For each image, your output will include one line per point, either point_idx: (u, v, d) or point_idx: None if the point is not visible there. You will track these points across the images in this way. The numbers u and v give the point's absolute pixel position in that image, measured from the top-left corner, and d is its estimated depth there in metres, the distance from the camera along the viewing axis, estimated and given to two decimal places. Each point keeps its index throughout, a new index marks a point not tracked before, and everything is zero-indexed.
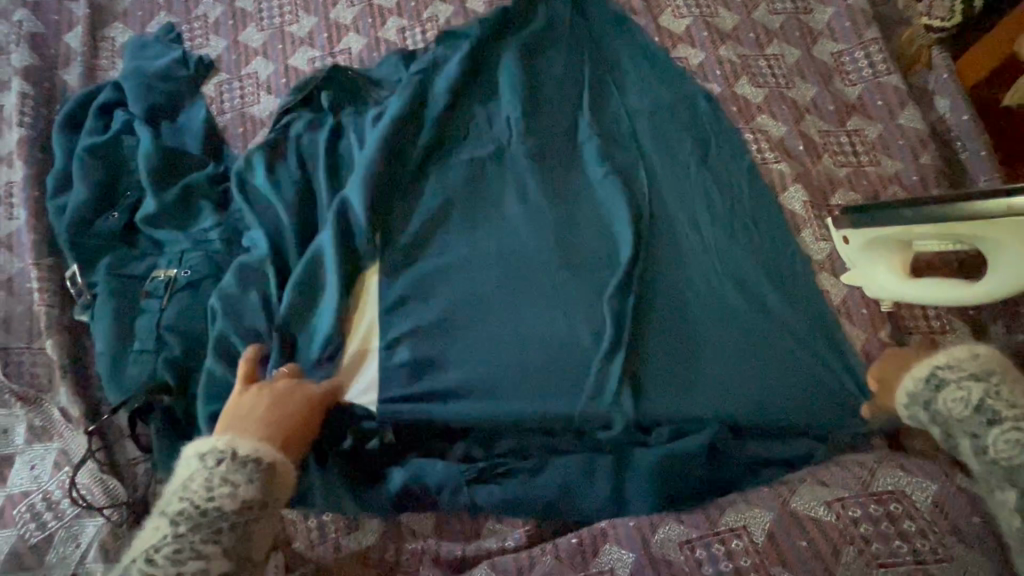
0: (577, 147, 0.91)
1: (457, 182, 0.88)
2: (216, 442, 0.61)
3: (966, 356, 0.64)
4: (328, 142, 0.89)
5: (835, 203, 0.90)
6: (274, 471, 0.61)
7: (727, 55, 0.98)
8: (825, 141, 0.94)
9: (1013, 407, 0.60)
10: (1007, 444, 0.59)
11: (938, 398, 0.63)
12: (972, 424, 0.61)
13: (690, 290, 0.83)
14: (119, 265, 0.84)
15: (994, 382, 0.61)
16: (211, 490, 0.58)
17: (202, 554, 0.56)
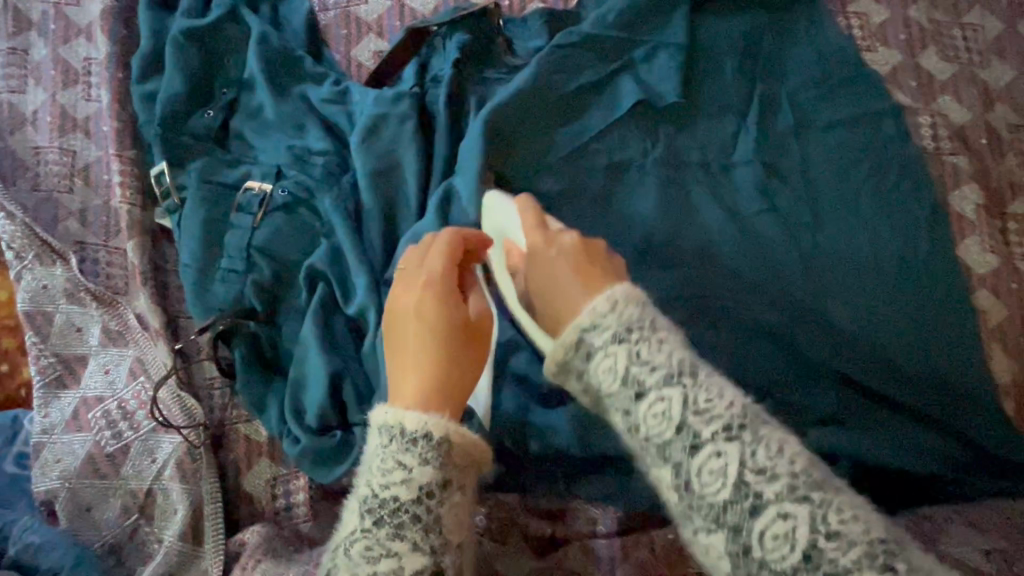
0: (726, 108, 0.80)
1: (589, 130, 0.79)
2: (390, 415, 0.48)
3: (608, 311, 0.49)
4: (453, 59, 0.78)
5: (1009, 212, 0.80)
6: (457, 440, 0.47)
7: (917, 18, 0.84)
8: (1013, 137, 0.81)
9: (653, 372, 0.45)
10: (655, 420, 0.44)
11: (589, 367, 0.49)
12: (622, 400, 0.46)
13: (821, 288, 0.76)
14: (209, 170, 0.75)
15: (634, 341, 0.47)
16: (386, 474, 0.45)
17: (393, 557, 0.43)
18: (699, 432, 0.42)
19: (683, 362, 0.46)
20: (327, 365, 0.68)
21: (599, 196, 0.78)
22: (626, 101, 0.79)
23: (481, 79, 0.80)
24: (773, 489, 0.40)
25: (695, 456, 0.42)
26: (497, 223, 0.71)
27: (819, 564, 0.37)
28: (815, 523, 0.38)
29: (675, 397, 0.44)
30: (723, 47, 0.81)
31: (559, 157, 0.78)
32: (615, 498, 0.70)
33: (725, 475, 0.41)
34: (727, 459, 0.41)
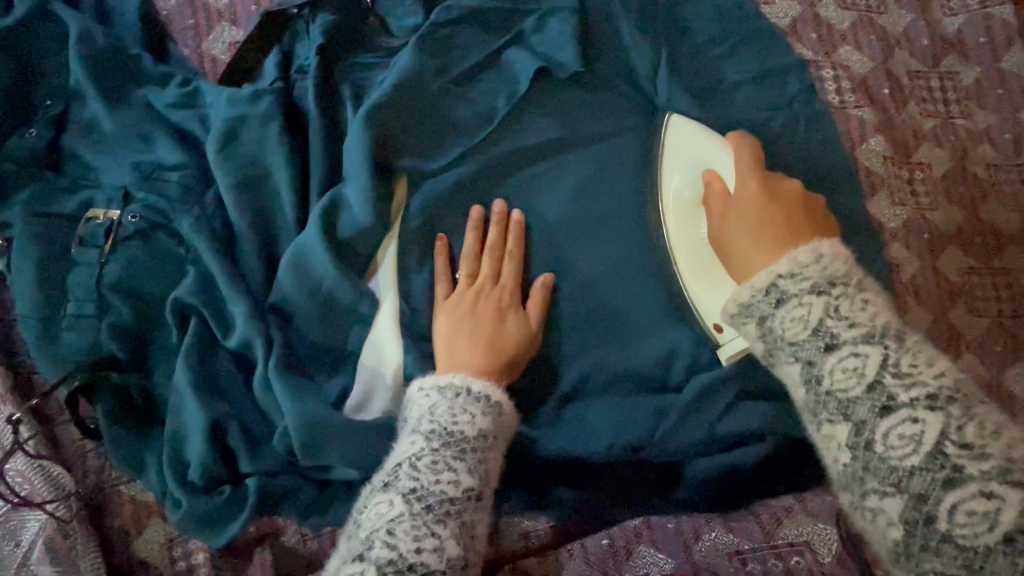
0: (626, 77, 0.75)
1: (483, 110, 0.70)
2: (445, 403, 0.59)
3: (810, 261, 0.50)
4: (318, 44, 0.69)
5: (916, 160, 0.78)
6: (496, 438, 0.60)
7: None
8: (913, 84, 0.79)
9: (852, 329, 0.46)
10: (844, 374, 0.46)
11: (776, 313, 0.50)
12: (807, 349, 0.48)
13: None
14: (40, 199, 0.64)
15: (835, 296, 0.48)
16: (435, 472, 0.54)
17: (436, 539, 0.51)
18: (896, 394, 0.43)
19: (886, 326, 0.46)
20: (205, 411, 0.59)
21: (503, 186, 0.72)
22: (521, 74, 0.71)
23: (355, 66, 0.71)
24: (953, 440, 0.41)
25: (886, 418, 0.43)
26: (683, 152, 0.70)
27: (944, 464, 0.41)
28: (947, 431, 0.41)
29: (872, 356, 0.45)
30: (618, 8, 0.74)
31: (455, 147, 0.70)
32: (544, 506, 0.67)
33: (919, 442, 0.42)
34: (925, 425, 0.42)
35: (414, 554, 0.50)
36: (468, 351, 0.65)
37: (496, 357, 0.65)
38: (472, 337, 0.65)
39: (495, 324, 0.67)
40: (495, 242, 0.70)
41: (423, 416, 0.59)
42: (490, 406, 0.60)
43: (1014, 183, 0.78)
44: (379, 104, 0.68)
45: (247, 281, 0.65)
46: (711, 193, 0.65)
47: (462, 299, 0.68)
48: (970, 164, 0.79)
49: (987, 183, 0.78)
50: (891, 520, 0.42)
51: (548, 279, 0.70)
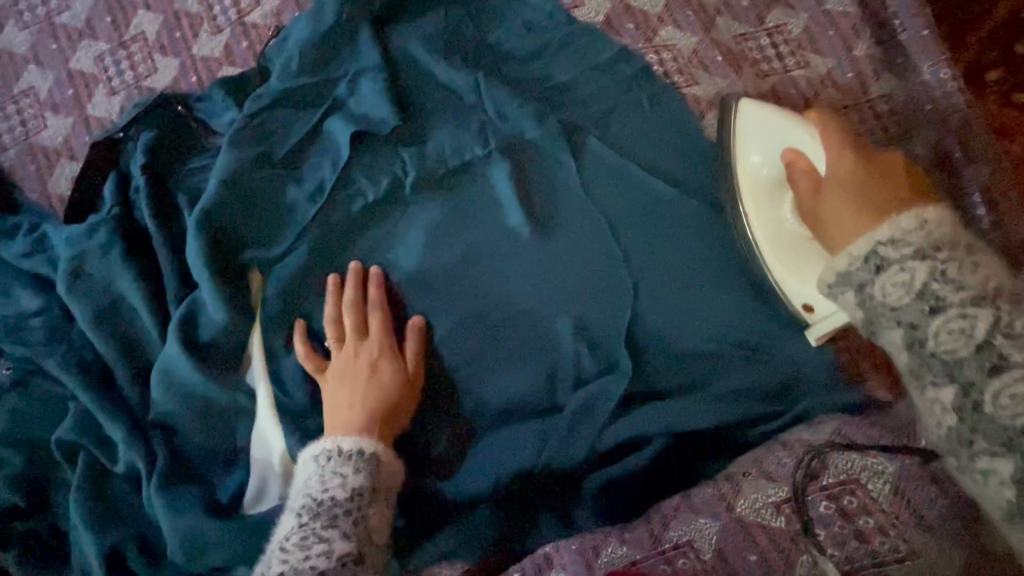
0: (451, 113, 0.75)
1: (314, 186, 0.72)
2: (318, 474, 0.59)
3: (915, 226, 0.49)
4: (141, 163, 0.71)
5: None
6: (374, 492, 0.59)
7: None
8: (743, 47, 0.78)
9: (960, 291, 0.46)
10: (951, 336, 0.46)
11: (932, 331, 0.47)
12: (908, 313, 0.48)
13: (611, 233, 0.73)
14: None
15: (942, 260, 0.47)
16: (305, 547, 0.53)
17: None
18: (1008, 354, 0.44)
19: (995, 289, 0.46)
20: (101, 540, 0.63)
21: (355, 251, 0.73)
22: (342, 142, 0.72)
23: (186, 171, 0.73)
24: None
25: (994, 378, 0.44)
26: (757, 134, 0.69)
27: None
28: None
29: (983, 318, 0.45)
30: (427, 50, 0.74)
31: (296, 230, 0.72)
32: (454, 557, 0.67)
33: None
34: None
35: None
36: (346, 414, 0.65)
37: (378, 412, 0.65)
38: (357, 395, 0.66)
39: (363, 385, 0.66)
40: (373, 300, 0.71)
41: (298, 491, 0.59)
42: (358, 466, 0.59)
43: (868, 120, 0.76)
44: (206, 203, 0.68)
45: (124, 405, 0.68)
46: (796, 179, 0.64)
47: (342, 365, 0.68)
48: (819, 113, 0.77)
49: (839, 128, 0.77)
50: (1005, 480, 0.44)
51: (418, 321, 0.71)
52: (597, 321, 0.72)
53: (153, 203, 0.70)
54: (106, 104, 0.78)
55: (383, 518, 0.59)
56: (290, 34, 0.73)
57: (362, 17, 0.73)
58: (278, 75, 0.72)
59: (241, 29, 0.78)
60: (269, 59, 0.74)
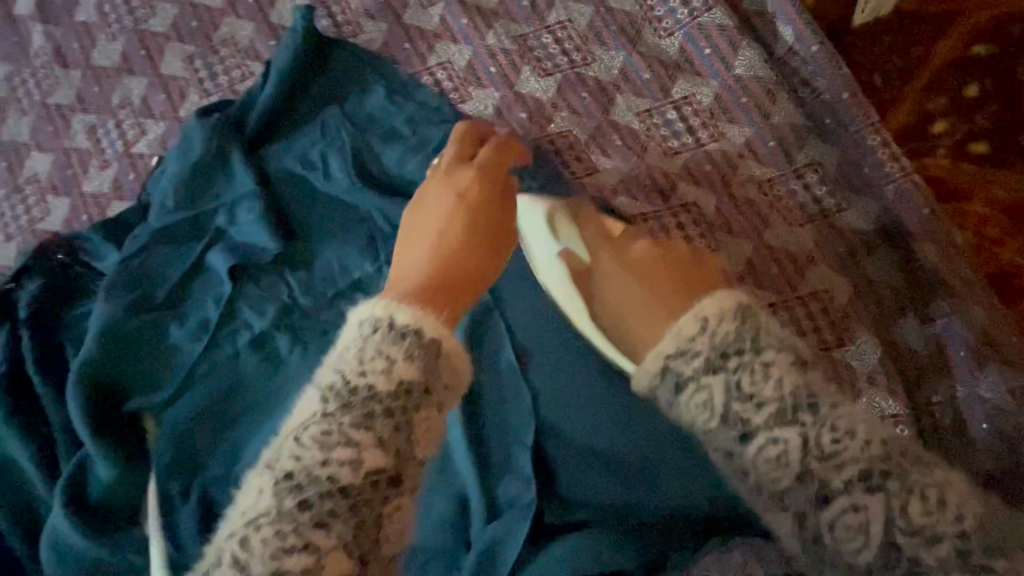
0: (339, 232, 0.71)
1: (197, 324, 0.69)
2: (330, 369, 0.36)
3: (700, 331, 0.40)
4: (24, 317, 0.69)
5: (676, 204, 0.69)
6: (400, 464, 0.34)
7: (499, 42, 0.73)
8: (647, 125, 0.71)
9: (761, 410, 0.37)
10: (846, 530, 0.34)
11: (678, 401, 0.40)
12: (722, 440, 0.38)
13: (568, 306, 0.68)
14: None
15: (732, 369, 0.38)
16: None
17: None
18: (834, 478, 0.35)
19: (800, 391, 0.37)
20: None
21: (246, 388, 0.70)
22: (222, 276, 0.69)
23: (74, 321, 0.71)
24: (903, 527, 0.33)
25: (829, 506, 0.34)
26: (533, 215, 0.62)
27: (901, 561, 0.33)
28: (896, 510, 0.33)
29: (869, 504, 0.33)
30: (309, 170, 0.71)
31: (183, 371, 0.69)
32: None
33: (869, 525, 0.33)
34: (884, 514, 0.33)
35: None
36: (420, 251, 0.45)
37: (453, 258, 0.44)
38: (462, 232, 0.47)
39: None
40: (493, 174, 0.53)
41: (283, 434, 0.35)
42: (347, 404, 0.34)
43: (795, 193, 0.68)
44: (88, 360, 0.66)
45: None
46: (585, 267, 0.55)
47: (431, 203, 0.49)
48: (738, 190, 0.69)
49: (765, 205, 0.68)
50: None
51: None
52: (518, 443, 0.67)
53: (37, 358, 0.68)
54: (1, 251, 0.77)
55: (454, 380, 0.38)
56: (165, 168, 0.71)
57: (232, 144, 0.70)
58: (156, 214, 0.70)
59: (127, 160, 0.76)
60: (148, 194, 0.72)
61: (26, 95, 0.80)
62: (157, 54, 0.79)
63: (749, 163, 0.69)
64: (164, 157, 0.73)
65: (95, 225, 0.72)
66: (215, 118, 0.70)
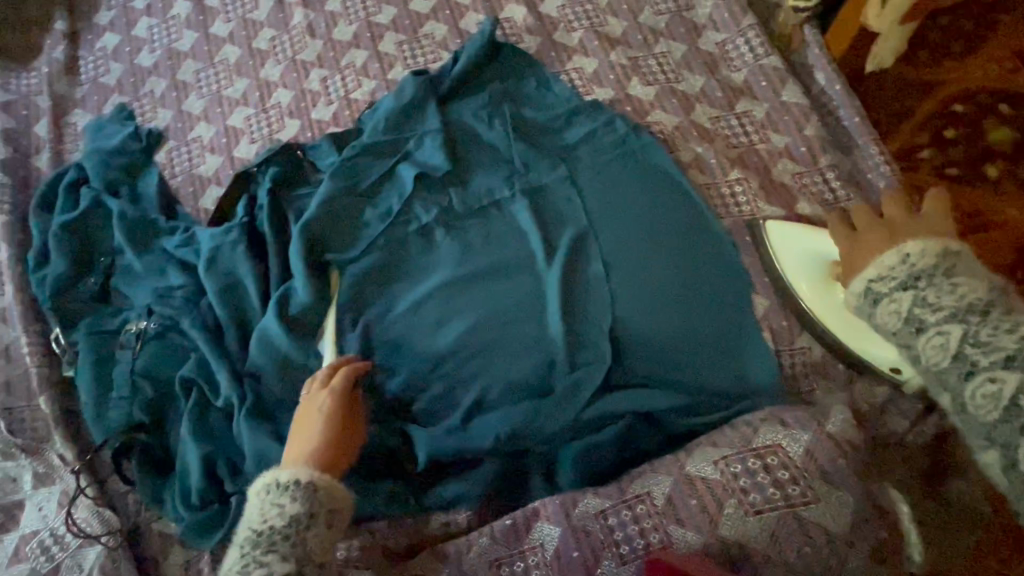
0: (489, 165, 1.01)
1: (384, 211, 0.98)
2: (262, 496, 0.71)
3: (898, 262, 0.68)
4: (268, 188, 0.99)
5: (732, 178, 0.97)
6: (313, 516, 0.69)
7: (619, 60, 1.06)
8: (716, 126, 1.01)
9: (937, 312, 0.63)
10: (984, 398, 0.60)
11: (876, 310, 0.69)
12: (904, 335, 0.66)
13: (651, 229, 0.94)
14: (97, 323, 0.95)
15: (921, 288, 0.65)
16: (247, 569, 0.65)
17: (265, 564, 0.65)
18: (977, 361, 0.60)
19: (970, 304, 0.63)
20: (199, 452, 0.83)
21: (407, 262, 0.97)
22: (406, 182, 0.99)
23: (297, 197, 1.01)
24: (1022, 392, 0.58)
25: (969, 382, 0.61)
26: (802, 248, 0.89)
27: (1019, 414, 0.58)
28: (1019, 386, 0.58)
29: (1007, 380, 0.59)
30: (478, 122, 1.02)
31: (365, 241, 0.97)
32: (457, 501, 0.84)
33: (999, 398, 0.59)
34: (1002, 384, 0.59)
35: None
36: (306, 442, 0.77)
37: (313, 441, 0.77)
38: (316, 421, 0.78)
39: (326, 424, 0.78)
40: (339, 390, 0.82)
41: (260, 515, 0.69)
42: (256, 543, 0.67)
43: (817, 183, 0.96)
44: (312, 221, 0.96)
45: (228, 358, 0.91)
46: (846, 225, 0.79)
47: (314, 405, 0.80)
48: (776, 176, 0.97)
49: (794, 188, 0.96)
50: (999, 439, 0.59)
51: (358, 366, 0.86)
52: (599, 323, 0.91)
53: (272, 216, 0.98)
54: (247, 149, 1.09)
55: (338, 493, 0.73)
56: (383, 106, 1.03)
57: (432, 97, 1.02)
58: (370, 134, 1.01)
59: (346, 102, 1.10)
60: (366, 123, 1.04)
61: (282, 52, 1.15)
62: (377, 37, 1.14)
63: (786, 160, 0.97)
64: (380, 100, 1.05)
65: (326, 139, 1.04)
66: (423, 79, 1.03)
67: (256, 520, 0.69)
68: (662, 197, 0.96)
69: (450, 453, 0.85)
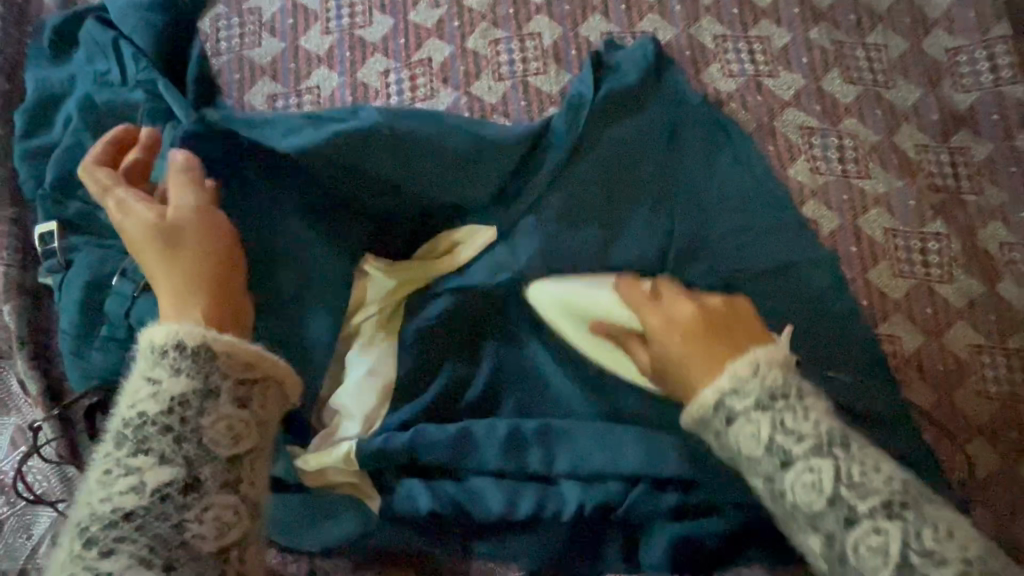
0: (636, 129, 0.76)
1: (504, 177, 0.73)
2: (141, 369, 0.44)
3: (751, 375, 0.50)
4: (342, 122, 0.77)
5: (927, 231, 0.77)
6: (210, 394, 0.44)
7: (819, 40, 0.82)
8: (921, 158, 0.79)
9: (802, 442, 0.48)
10: (871, 555, 0.45)
11: (728, 431, 0.50)
12: (766, 466, 0.48)
13: (800, 276, 0.74)
14: (97, 234, 0.74)
15: (780, 411, 0.48)
16: (109, 487, 0.41)
17: (132, 473, 0.41)
18: (856, 507, 0.46)
19: (832, 432, 0.48)
20: None
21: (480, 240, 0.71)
22: (526, 140, 0.72)
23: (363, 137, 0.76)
24: (915, 549, 0.44)
25: (853, 530, 0.45)
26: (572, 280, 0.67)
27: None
28: (909, 541, 0.44)
29: (893, 531, 0.44)
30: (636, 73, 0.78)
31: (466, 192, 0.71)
32: (513, 556, 0.67)
33: (888, 558, 0.44)
34: (889, 538, 0.44)
35: (102, 503, 0.41)
36: (158, 261, 0.52)
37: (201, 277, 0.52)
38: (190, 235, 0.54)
39: (200, 235, 0.54)
40: (179, 168, 0.56)
41: (122, 410, 0.44)
42: (122, 441, 0.42)
43: None
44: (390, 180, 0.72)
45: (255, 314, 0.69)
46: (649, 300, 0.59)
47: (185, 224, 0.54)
48: (981, 241, 0.76)
49: (999, 261, 0.76)
50: None
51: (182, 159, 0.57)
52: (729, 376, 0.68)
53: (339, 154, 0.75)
54: (317, 41, 0.84)
55: (260, 360, 0.46)
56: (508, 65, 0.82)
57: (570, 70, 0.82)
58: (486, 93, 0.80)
59: (457, 9, 0.84)
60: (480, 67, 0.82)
61: None
62: None
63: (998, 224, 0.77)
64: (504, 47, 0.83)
65: (428, 76, 0.82)
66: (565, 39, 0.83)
67: (128, 408, 0.43)
68: (831, 242, 0.77)
69: (525, 507, 0.65)
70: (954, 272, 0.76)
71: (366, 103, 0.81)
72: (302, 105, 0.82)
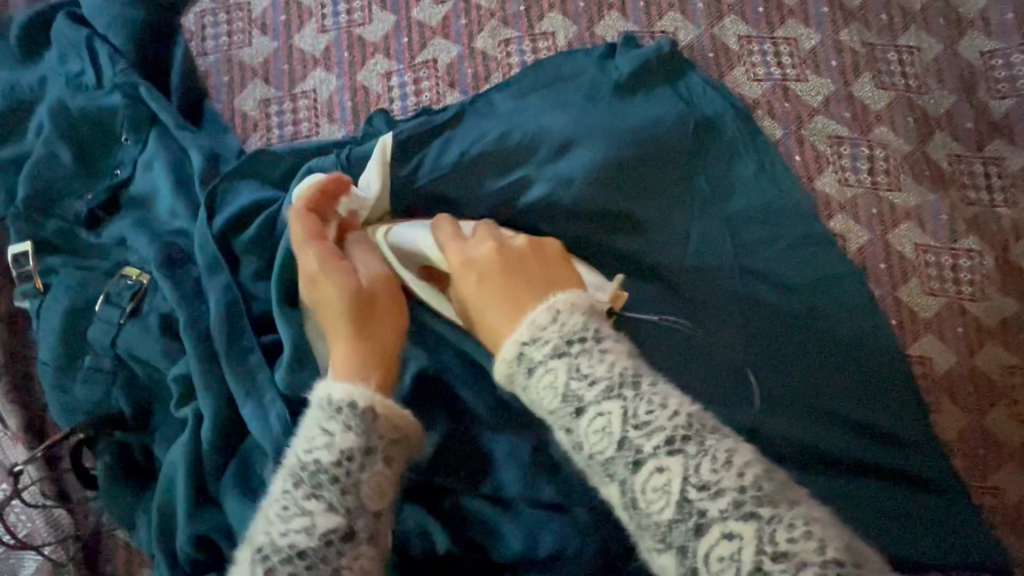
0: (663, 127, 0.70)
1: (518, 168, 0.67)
2: (315, 420, 0.45)
3: (548, 320, 0.43)
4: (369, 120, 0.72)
5: (961, 247, 0.73)
6: (369, 452, 0.43)
7: (850, 42, 0.77)
8: (954, 169, 0.75)
9: (591, 385, 0.40)
10: (655, 496, 0.37)
11: (530, 384, 0.42)
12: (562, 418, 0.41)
13: (831, 303, 0.68)
14: (77, 255, 0.68)
15: (574, 353, 0.41)
16: (285, 523, 0.40)
17: (307, 515, 0.41)
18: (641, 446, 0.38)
19: (625, 371, 0.41)
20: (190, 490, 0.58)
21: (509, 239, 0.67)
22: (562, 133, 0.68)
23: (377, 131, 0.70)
24: (693, 482, 0.37)
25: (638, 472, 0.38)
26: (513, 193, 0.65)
27: None
28: (687, 473, 0.37)
29: (674, 468, 0.37)
30: (660, 75, 0.72)
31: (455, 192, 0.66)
32: None
33: (669, 491, 0.37)
34: (670, 473, 0.37)
35: (280, 538, 0.40)
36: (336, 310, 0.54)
37: (343, 320, 0.53)
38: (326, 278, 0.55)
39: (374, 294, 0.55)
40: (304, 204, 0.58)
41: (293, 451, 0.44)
42: (299, 482, 0.42)
43: None
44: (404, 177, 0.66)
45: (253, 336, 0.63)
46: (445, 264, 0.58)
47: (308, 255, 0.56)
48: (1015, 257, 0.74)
49: None
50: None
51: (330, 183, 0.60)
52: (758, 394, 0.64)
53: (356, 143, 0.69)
54: (312, 40, 0.78)
55: (405, 421, 0.46)
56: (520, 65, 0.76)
57: None
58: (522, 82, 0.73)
59: (464, 5, 0.78)
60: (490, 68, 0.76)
61: None
62: None
63: None
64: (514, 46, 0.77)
65: (433, 77, 0.76)
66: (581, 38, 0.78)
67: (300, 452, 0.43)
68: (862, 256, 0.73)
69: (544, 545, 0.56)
70: (986, 288, 0.73)
71: (367, 108, 0.75)
72: (297, 110, 0.76)
